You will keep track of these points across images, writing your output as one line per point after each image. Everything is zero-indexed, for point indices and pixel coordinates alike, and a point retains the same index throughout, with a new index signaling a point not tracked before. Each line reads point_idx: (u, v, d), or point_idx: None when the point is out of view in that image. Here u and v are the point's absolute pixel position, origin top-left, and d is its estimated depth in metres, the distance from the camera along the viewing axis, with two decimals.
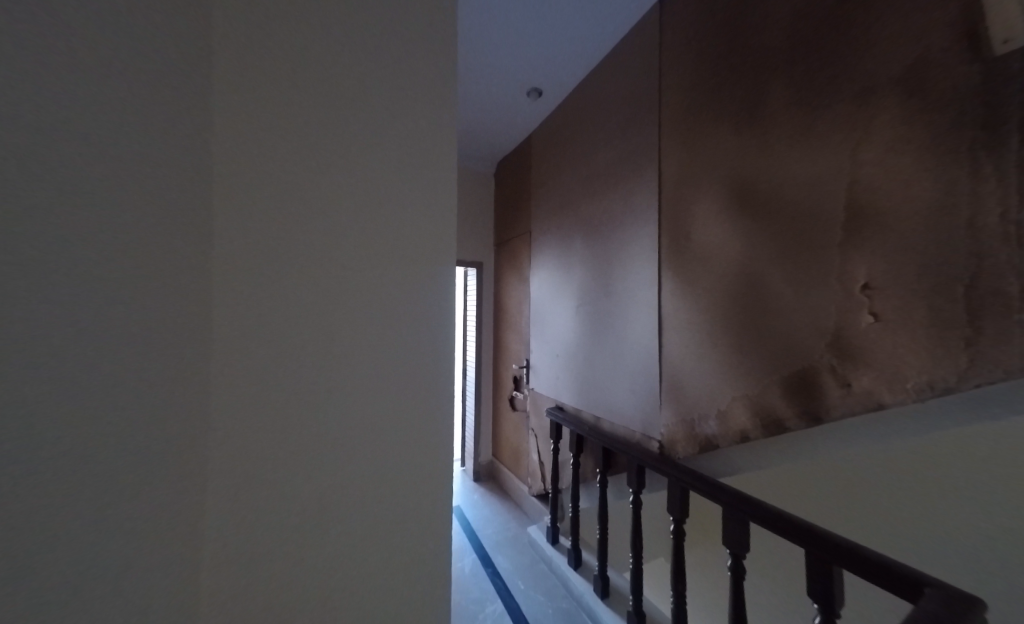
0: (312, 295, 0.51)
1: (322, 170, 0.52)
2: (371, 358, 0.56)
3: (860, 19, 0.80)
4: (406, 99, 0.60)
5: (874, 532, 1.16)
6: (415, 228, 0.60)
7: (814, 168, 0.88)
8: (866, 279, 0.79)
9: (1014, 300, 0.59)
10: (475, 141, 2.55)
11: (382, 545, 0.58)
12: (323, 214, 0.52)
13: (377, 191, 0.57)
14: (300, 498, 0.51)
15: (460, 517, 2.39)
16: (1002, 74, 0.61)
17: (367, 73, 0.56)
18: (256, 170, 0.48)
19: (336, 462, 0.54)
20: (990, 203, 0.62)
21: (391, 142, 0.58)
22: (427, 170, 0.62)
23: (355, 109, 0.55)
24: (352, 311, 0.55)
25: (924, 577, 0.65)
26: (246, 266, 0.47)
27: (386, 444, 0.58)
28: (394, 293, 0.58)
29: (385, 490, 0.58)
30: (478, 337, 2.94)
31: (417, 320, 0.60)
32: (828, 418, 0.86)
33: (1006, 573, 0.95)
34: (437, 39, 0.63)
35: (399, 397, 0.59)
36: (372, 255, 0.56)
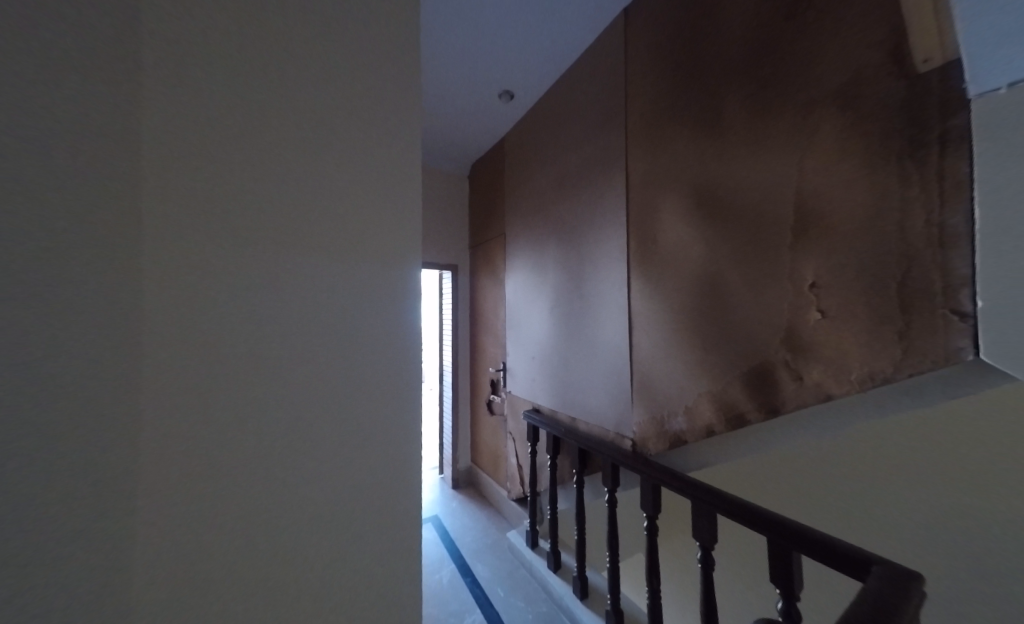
0: (265, 300, 0.49)
1: (276, 169, 0.50)
2: (330, 364, 0.54)
3: (803, 37, 0.86)
4: (367, 98, 0.59)
5: (828, 517, 1.24)
6: (378, 230, 0.59)
7: (767, 174, 0.93)
8: (814, 279, 0.84)
9: (937, 297, 0.65)
10: (448, 143, 2.52)
11: (345, 561, 0.55)
12: (271, 222, 0.49)
13: (333, 198, 0.55)
14: (246, 522, 0.48)
15: (438, 526, 2.34)
16: (923, 91, 0.67)
17: (324, 70, 0.55)
18: (193, 170, 0.44)
19: (297, 476, 0.51)
20: (916, 209, 0.67)
21: (350, 142, 0.57)
22: (390, 179, 0.60)
23: (311, 106, 0.53)
24: (304, 323, 0.52)
25: (871, 556, 0.69)
26: (187, 270, 0.44)
27: (348, 453, 0.56)
28: (354, 296, 0.56)
29: (348, 501, 0.56)
30: (454, 341, 2.91)
31: (380, 324, 0.59)
32: (783, 410, 0.91)
33: (943, 548, 1.03)
34: (399, 41, 0.63)
35: (362, 403, 0.57)
36: (329, 262, 0.54)
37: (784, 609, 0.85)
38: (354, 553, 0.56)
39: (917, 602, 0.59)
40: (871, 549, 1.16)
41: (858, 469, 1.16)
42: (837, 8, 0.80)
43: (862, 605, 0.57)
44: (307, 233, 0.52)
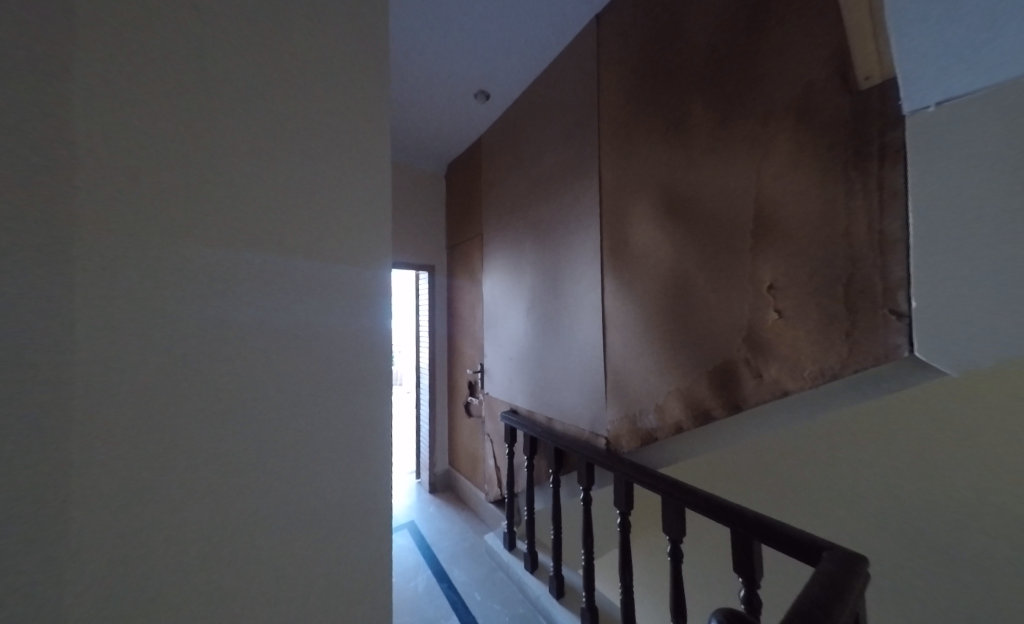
0: (217, 302, 0.46)
1: (230, 163, 0.47)
2: (290, 368, 0.52)
3: (761, 51, 0.90)
4: (330, 95, 0.57)
5: (787, 507, 1.31)
6: (341, 232, 0.58)
7: (730, 180, 0.97)
8: (772, 281, 0.88)
9: (877, 298, 0.70)
10: (424, 142, 2.48)
11: (307, 571, 0.53)
12: (229, 218, 0.47)
13: (296, 196, 0.53)
14: (200, 539, 0.45)
15: (414, 533, 2.29)
16: (865, 107, 0.72)
17: (284, 63, 0.53)
18: (140, 159, 0.41)
19: (256, 487, 0.49)
20: (859, 216, 0.72)
21: (313, 139, 0.55)
22: (354, 180, 0.60)
23: (269, 96, 0.51)
24: (263, 324, 0.50)
25: (823, 541, 0.74)
26: (125, 270, 0.40)
27: (310, 459, 0.54)
28: (316, 298, 0.55)
29: (311, 510, 0.54)
30: (431, 343, 2.86)
31: (344, 326, 0.58)
32: (744, 406, 0.95)
33: (887, 531, 1.11)
34: (364, 37, 0.62)
35: (325, 407, 0.56)
36: (290, 262, 0.52)
37: (746, 596, 0.89)
38: (317, 562, 0.54)
39: (862, 583, 0.63)
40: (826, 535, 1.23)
41: (813, 460, 1.23)
42: (789, 25, 0.84)
43: (815, 586, 0.61)
44: (268, 232, 0.51)
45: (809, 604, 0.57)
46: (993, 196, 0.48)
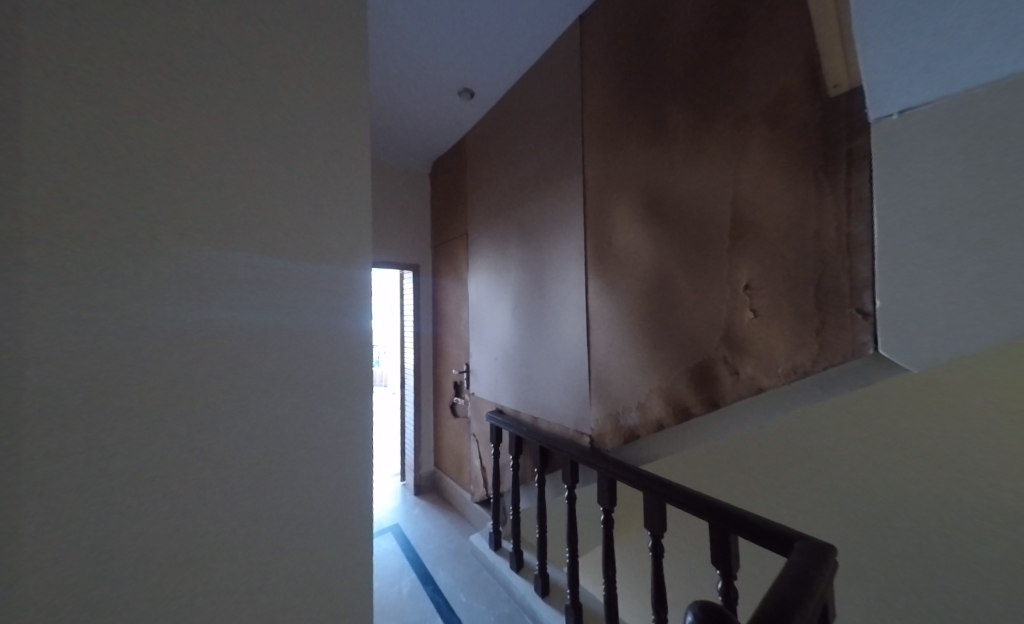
0: (177, 304, 0.46)
1: (189, 167, 0.48)
2: (253, 369, 0.53)
3: (738, 56, 0.92)
4: (295, 100, 0.58)
5: (770, 490, 1.42)
6: (309, 234, 0.59)
7: (709, 182, 0.99)
8: (748, 280, 0.91)
9: (845, 297, 0.73)
10: (406, 140, 2.45)
11: (283, 558, 0.55)
12: (213, 218, 0.50)
13: (278, 196, 0.56)
14: (175, 525, 0.46)
15: (398, 536, 2.26)
16: (834, 113, 0.75)
17: (256, 69, 0.54)
18: (120, 165, 0.43)
19: (232, 476, 0.51)
20: (829, 219, 0.75)
21: (277, 145, 0.56)
22: (331, 181, 0.63)
23: (244, 103, 0.53)
24: (253, 316, 0.53)
25: (795, 532, 0.76)
26: (107, 271, 0.42)
27: (274, 458, 0.55)
28: (279, 299, 0.56)
29: (277, 508, 0.55)
30: (416, 343, 2.82)
31: (310, 328, 0.59)
32: (723, 403, 0.97)
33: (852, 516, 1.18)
34: (335, 45, 0.64)
35: (289, 407, 0.57)
36: (277, 255, 0.56)
37: (723, 587, 0.90)
38: (293, 550, 0.56)
39: (830, 571, 0.65)
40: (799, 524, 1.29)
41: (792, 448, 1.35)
42: (764, 31, 0.87)
43: (786, 576, 0.63)
44: (258, 228, 0.54)
45: (779, 593, 0.59)
46: (935, 203, 0.52)
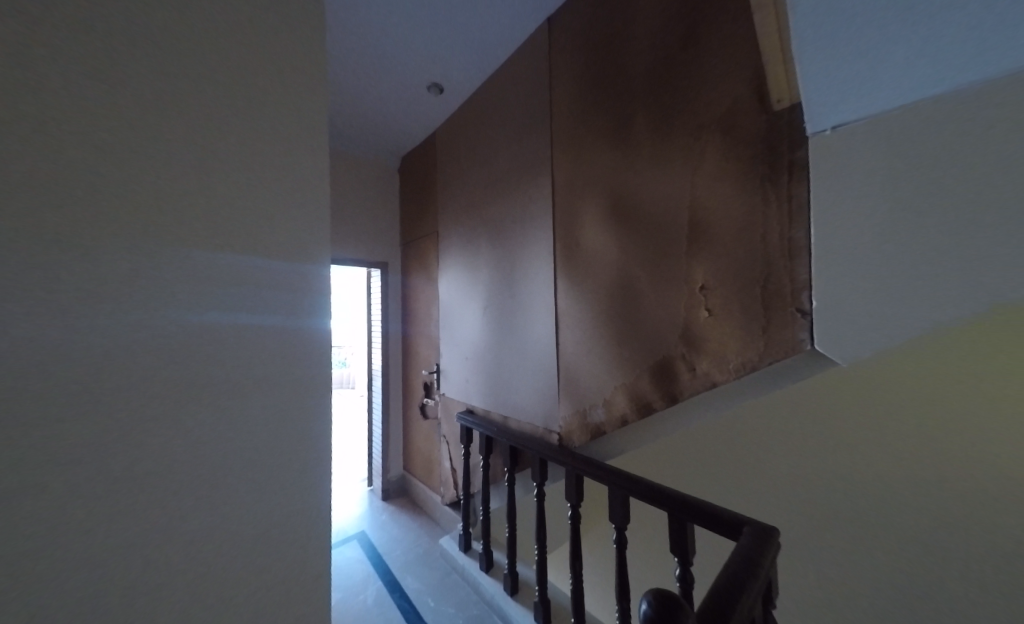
0: (105, 306, 0.43)
1: (145, 161, 0.46)
2: (195, 374, 0.50)
3: (695, 67, 0.96)
4: (242, 90, 0.55)
5: (728, 470, 1.57)
6: (264, 230, 0.57)
7: (669, 186, 1.04)
8: (703, 281, 0.96)
9: (787, 297, 0.79)
10: (373, 134, 2.36)
11: (235, 565, 0.53)
12: (162, 210, 0.47)
13: (234, 191, 0.54)
14: (123, 532, 0.44)
15: (364, 543, 2.18)
16: (778, 127, 0.80)
17: (211, 61, 0.52)
18: (65, 150, 0.40)
19: (186, 480, 0.49)
20: (773, 225, 0.81)
21: (224, 138, 0.53)
22: (288, 179, 0.60)
23: (201, 97, 0.51)
24: (196, 316, 0.50)
25: (744, 517, 0.81)
26: (52, 262, 0.40)
27: (220, 468, 0.52)
28: (222, 300, 0.53)
29: (225, 517, 0.53)
30: (384, 344, 2.75)
31: (256, 328, 0.57)
32: (680, 397, 1.02)
33: (793, 478, 1.40)
34: (292, 39, 0.62)
35: (234, 415, 0.54)
36: (222, 249, 0.53)
37: (680, 573, 0.95)
38: (246, 555, 0.54)
39: (773, 553, 0.70)
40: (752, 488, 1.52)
41: (744, 430, 1.51)
42: (717, 47, 0.92)
43: (735, 557, 0.67)
44: (205, 222, 0.51)
45: (729, 575, 0.62)
46: (845, 216, 0.60)
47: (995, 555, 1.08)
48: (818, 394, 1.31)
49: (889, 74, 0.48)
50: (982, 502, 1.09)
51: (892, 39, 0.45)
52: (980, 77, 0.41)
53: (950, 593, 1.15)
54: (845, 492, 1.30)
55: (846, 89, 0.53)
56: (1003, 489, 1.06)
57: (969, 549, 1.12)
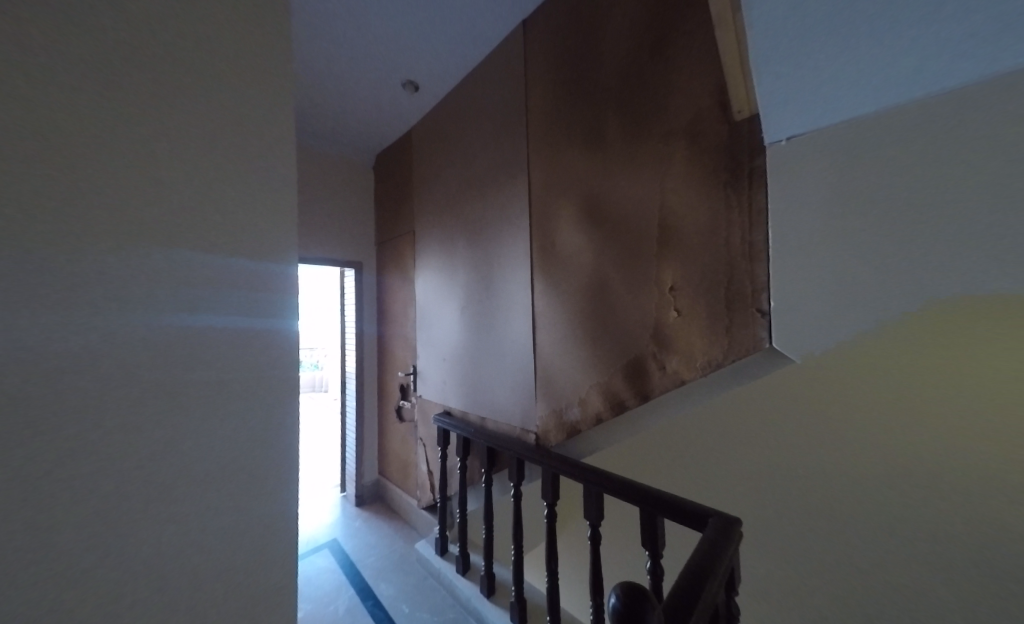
0: (38, 314, 0.40)
1: (109, 157, 0.45)
2: (157, 372, 0.49)
3: (664, 76, 1.00)
4: (200, 88, 0.54)
5: (696, 465, 1.63)
6: (231, 229, 0.56)
7: (640, 190, 1.07)
8: (673, 283, 1.00)
9: (749, 298, 0.83)
10: (345, 129, 2.28)
11: (199, 569, 0.52)
12: (124, 205, 0.47)
13: (200, 187, 0.53)
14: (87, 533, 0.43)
15: (335, 552, 2.11)
16: (740, 136, 0.84)
17: (173, 57, 0.51)
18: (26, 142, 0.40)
19: (150, 482, 0.48)
20: (736, 229, 0.85)
21: (178, 135, 0.52)
22: (255, 177, 0.59)
23: (165, 91, 0.50)
24: (157, 312, 0.49)
25: (711, 509, 0.84)
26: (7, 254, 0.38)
27: (176, 479, 0.51)
28: (167, 303, 0.51)
29: (183, 528, 0.51)
30: (358, 346, 2.67)
31: (209, 332, 0.55)
32: (652, 395, 1.05)
33: (754, 469, 1.51)
34: (256, 35, 0.60)
35: (187, 425, 0.52)
36: (184, 244, 0.52)
37: (651, 564, 0.97)
38: (210, 559, 0.53)
39: (736, 542, 0.74)
40: (718, 482, 1.59)
41: (710, 427, 1.58)
42: (683, 58, 0.95)
43: (700, 547, 0.70)
44: (168, 217, 0.50)
45: (696, 564, 0.65)
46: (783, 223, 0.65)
47: (927, 533, 1.20)
48: (776, 390, 1.38)
49: (826, 100, 0.53)
50: (918, 486, 1.20)
51: (830, 67, 0.49)
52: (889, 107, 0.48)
53: (890, 569, 1.27)
54: (799, 480, 1.41)
55: (784, 115, 0.58)
56: (935, 473, 1.17)
57: (907, 529, 1.23)
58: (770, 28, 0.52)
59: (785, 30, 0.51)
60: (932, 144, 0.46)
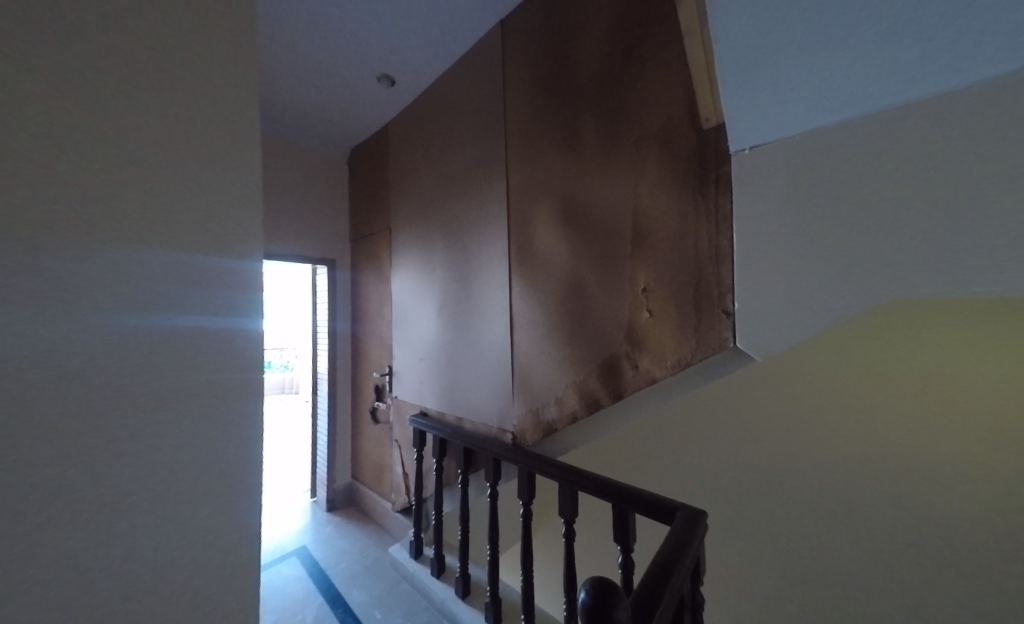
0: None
1: (64, 150, 0.45)
2: (113, 364, 0.49)
3: (637, 83, 1.02)
4: (145, 83, 0.52)
5: (666, 461, 1.69)
6: (190, 222, 0.56)
7: (615, 193, 1.09)
8: (645, 284, 1.02)
9: (715, 299, 0.87)
10: (318, 122, 2.20)
11: (155, 562, 0.52)
12: (80, 197, 0.46)
13: (158, 181, 0.53)
14: (41, 524, 0.43)
15: (304, 559, 2.03)
16: (708, 143, 0.88)
17: (131, 51, 0.51)
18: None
19: (105, 476, 0.48)
20: (705, 232, 0.88)
21: (121, 131, 0.50)
22: (217, 172, 0.59)
23: (124, 86, 0.51)
24: (113, 307, 0.49)
25: (680, 503, 0.87)
26: None
27: (135, 472, 0.51)
28: (96, 304, 0.48)
29: (133, 529, 0.50)
30: (330, 346, 2.58)
31: (145, 336, 0.52)
32: (625, 394, 1.08)
33: (720, 463, 1.57)
34: (215, 31, 0.60)
35: (123, 433, 0.50)
36: (143, 237, 0.52)
37: (623, 559, 0.99)
38: (169, 552, 0.53)
39: (701, 533, 0.77)
40: (686, 476, 1.65)
41: (678, 424, 1.64)
42: (655, 65, 0.98)
43: (669, 539, 0.73)
44: (127, 211, 0.50)
45: (664, 555, 0.67)
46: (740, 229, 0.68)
47: (872, 518, 1.31)
48: (741, 387, 1.46)
49: (777, 119, 0.57)
50: (863, 473, 1.31)
51: (781, 89, 0.54)
52: (816, 129, 0.54)
53: (839, 552, 1.37)
54: (758, 472, 1.50)
55: (734, 130, 0.62)
56: (873, 461, 1.29)
57: (854, 514, 1.34)
58: (723, 51, 0.57)
59: (743, 50, 0.55)
60: (846, 164, 0.52)
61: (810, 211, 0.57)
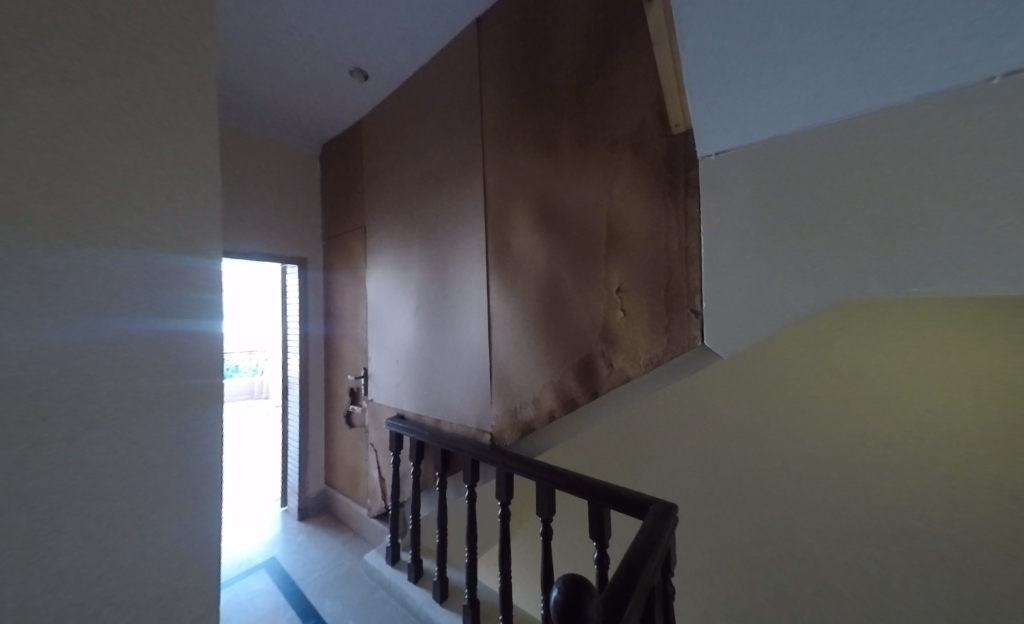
0: None
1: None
2: (52, 365, 0.47)
3: (610, 87, 1.04)
4: (85, 69, 0.50)
5: (641, 456, 1.73)
6: (136, 216, 0.54)
7: (590, 194, 1.11)
8: (619, 284, 1.05)
9: (685, 299, 0.90)
10: (287, 116, 2.11)
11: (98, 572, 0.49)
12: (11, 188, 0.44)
13: (100, 173, 0.51)
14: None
15: (273, 572, 1.94)
16: (677, 148, 0.91)
17: (68, 34, 0.49)
18: None
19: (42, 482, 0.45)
20: (675, 233, 0.91)
21: (58, 118, 0.48)
22: (167, 167, 0.57)
23: (62, 71, 0.48)
24: (51, 305, 0.47)
25: (652, 497, 0.89)
26: None
27: (76, 479, 0.48)
28: (11, 314, 0.44)
29: (74, 538, 0.48)
30: (302, 348, 2.48)
31: (80, 336, 0.49)
32: (600, 392, 1.10)
33: (692, 457, 1.62)
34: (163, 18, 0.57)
35: (43, 449, 0.45)
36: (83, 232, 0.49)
37: (599, 554, 1.01)
38: (114, 562, 0.51)
39: (673, 527, 0.79)
40: (660, 471, 1.70)
41: (652, 420, 1.68)
42: (628, 70, 1.00)
43: (642, 534, 0.74)
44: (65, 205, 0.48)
45: (637, 550, 0.68)
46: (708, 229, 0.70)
47: (828, 503, 1.40)
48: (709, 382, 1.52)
49: (741, 125, 0.59)
50: (822, 463, 1.39)
51: (736, 97, 0.57)
52: (770, 136, 0.57)
53: (803, 538, 1.45)
54: (726, 464, 1.56)
55: (701, 133, 0.64)
56: (829, 450, 1.37)
57: (813, 502, 1.42)
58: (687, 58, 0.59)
59: (709, 58, 0.56)
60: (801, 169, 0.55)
61: (770, 215, 0.59)
